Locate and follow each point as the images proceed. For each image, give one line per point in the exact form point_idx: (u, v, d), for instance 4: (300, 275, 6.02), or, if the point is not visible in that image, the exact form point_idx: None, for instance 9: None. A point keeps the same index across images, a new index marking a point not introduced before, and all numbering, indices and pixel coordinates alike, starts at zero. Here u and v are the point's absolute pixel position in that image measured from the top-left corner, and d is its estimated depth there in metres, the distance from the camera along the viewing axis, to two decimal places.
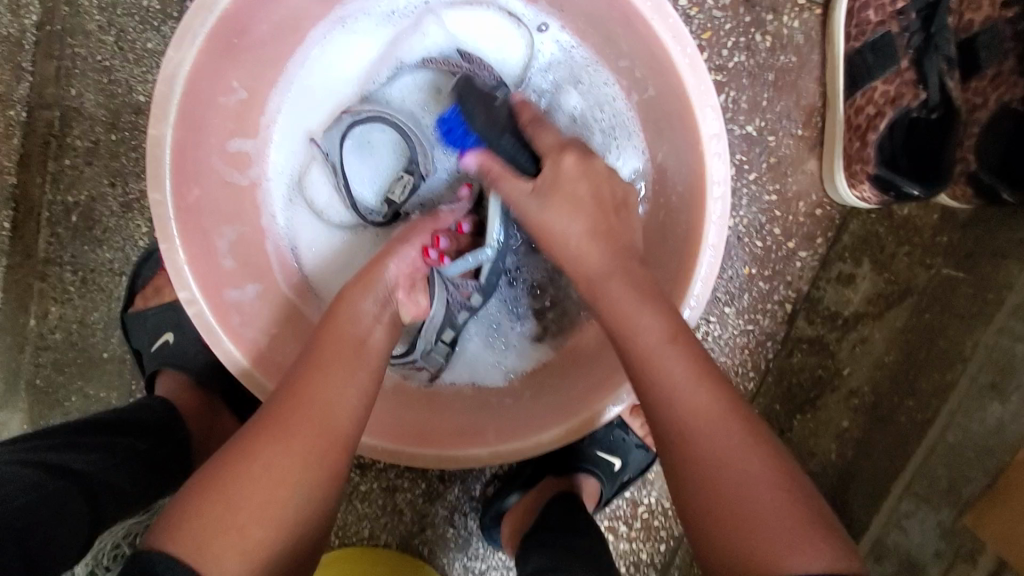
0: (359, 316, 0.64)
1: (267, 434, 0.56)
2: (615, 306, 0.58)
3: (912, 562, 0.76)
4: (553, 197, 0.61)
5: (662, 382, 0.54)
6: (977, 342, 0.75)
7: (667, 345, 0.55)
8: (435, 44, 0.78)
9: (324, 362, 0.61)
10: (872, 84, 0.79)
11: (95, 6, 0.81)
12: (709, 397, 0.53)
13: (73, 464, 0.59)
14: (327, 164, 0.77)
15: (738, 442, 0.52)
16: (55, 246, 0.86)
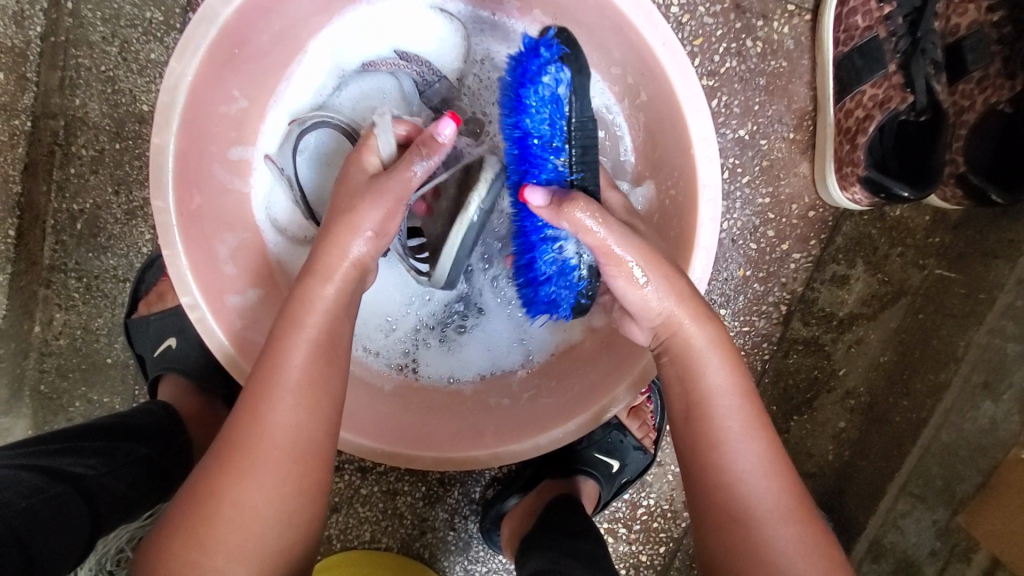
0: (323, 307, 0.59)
1: (234, 467, 0.55)
2: (686, 346, 0.60)
3: (909, 560, 0.79)
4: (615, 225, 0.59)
5: (722, 421, 0.59)
6: (969, 342, 0.77)
7: (730, 389, 0.60)
8: (375, 51, 0.78)
9: (282, 381, 0.56)
10: (861, 88, 0.80)
11: (97, 18, 0.82)
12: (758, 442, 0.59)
13: (73, 469, 0.60)
14: (284, 179, 0.77)
15: (806, 549, 0.56)
16: (60, 253, 0.87)
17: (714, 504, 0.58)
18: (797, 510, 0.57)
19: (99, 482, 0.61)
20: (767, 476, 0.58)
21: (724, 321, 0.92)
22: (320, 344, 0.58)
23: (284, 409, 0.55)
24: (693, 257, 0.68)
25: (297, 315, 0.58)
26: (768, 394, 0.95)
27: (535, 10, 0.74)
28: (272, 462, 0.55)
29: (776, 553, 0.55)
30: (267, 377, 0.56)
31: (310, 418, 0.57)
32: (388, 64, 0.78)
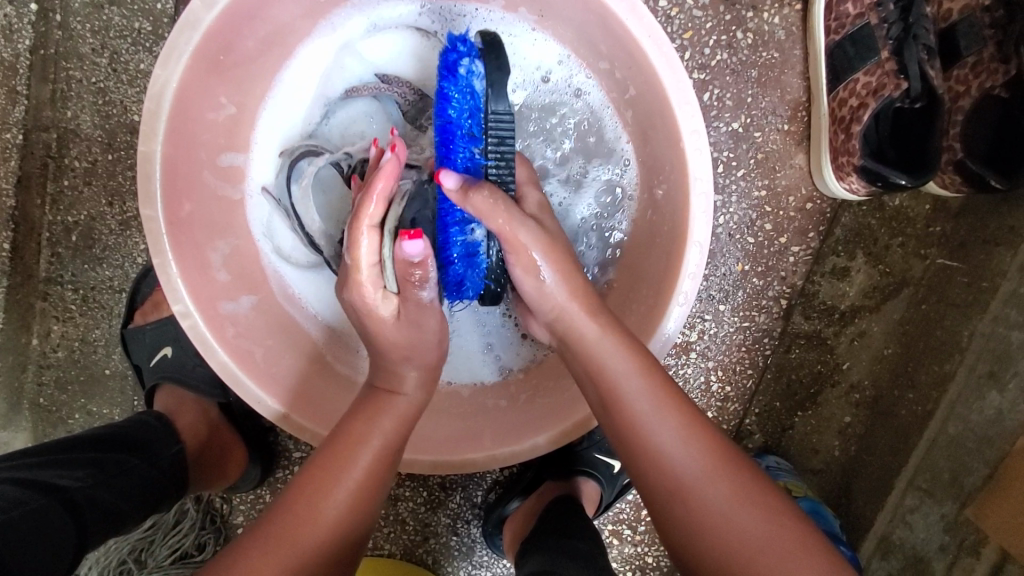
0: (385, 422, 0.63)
1: (273, 542, 0.53)
2: (583, 337, 0.61)
3: (917, 556, 0.78)
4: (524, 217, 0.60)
5: (631, 408, 0.57)
6: (973, 332, 0.76)
7: (633, 372, 0.58)
8: (356, 75, 0.79)
9: (345, 467, 0.59)
10: (854, 76, 0.78)
11: (87, 30, 0.82)
12: (675, 416, 0.57)
13: (60, 482, 0.59)
14: (281, 208, 0.78)
15: (747, 504, 0.53)
16: (56, 265, 0.87)
17: (653, 486, 0.56)
18: (728, 468, 0.55)
19: (87, 495, 0.60)
20: (690, 436, 0.56)
21: (723, 317, 0.91)
22: (386, 453, 0.62)
23: (342, 494, 0.58)
24: (686, 252, 0.67)
25: (368, 423, 0.62)
26: (770, 389, 0.93)
27: (520, 8, 0.74)
28: (316, 543, 0.55)
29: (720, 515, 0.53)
30: (329, 463, 0.59)
31: (362, 511, 0.59)
32: (368, 89, 0.77)
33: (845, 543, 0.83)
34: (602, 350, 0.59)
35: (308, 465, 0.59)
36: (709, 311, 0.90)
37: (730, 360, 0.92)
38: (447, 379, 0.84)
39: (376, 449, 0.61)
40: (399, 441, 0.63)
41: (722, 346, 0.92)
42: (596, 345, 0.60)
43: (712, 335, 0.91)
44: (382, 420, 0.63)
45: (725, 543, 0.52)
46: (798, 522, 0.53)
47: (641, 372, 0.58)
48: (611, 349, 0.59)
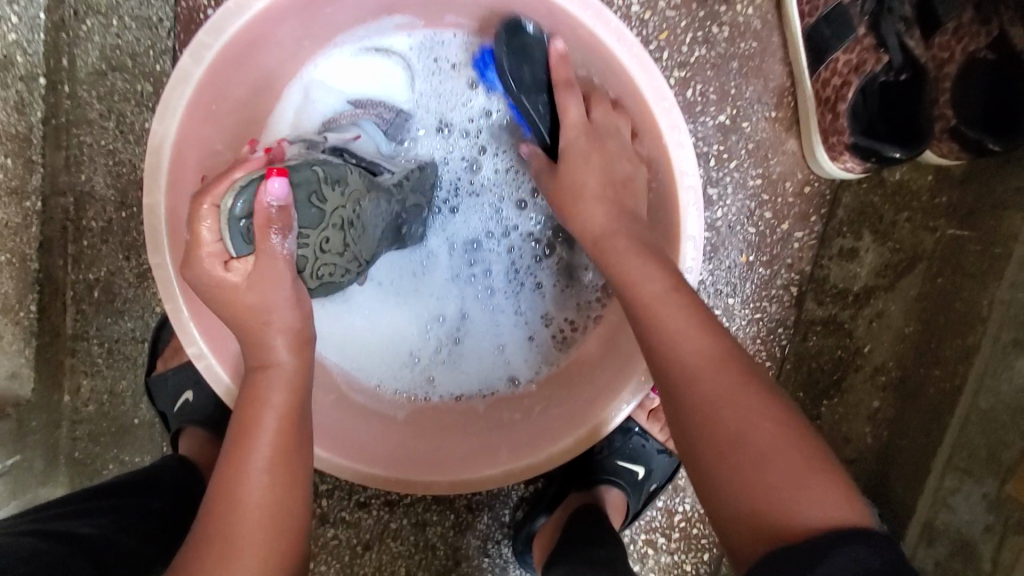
0: (269, 394, 0.60)
1: (213, 553, 0.54)
2: (619, 257, 0.61)
3: (964, 541, 0.74)
4: (571, 161, 0.66)
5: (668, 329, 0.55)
6: (993, 299, 0.74)
7: (668, 293, 0.57)
8: (329, 106, 0.81)
9: (243, 457, 0.58)
10: (834, 56, 0.79)
11: (94, 96, 0.86)
12: (706, 341, 0.54)
13: (80, 529, 0.61)
14: None
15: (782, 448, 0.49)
16: (81, 322, 0.91)
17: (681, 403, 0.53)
18: (755, 393, 0.52)
19: (106, 539, 0.62)
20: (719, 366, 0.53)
21: (733, 310, 0.89)
22: (285, 424, 0.60)
23: (256, 485, 0.57)
24: (681, 248, 0.68)
25: (255, 406, 0.59)
26: (791, 379, 0.92)
27: None
28: (256, 537, 0.56)
29: (735, 440, 0.50)
30: (234, 457, 0.58)
31: (293, 494, 0.59)
32: (348, 115, 0.80)
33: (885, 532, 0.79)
34: (634, 266, 0.60)
35: (220, 468, 0.58)
36: (719, 306, 0.89)
37: (747, 353, 0.90)
38: (458, 392, 0.85)
39: (273, 430, 0.59)
40: (293, 409, 0.60)
41: (737, 339, 0.90)
42: (628, 263, 0.60)
43: (725, 330, 0.90)
44: (270, 391, 0.60)
45: (749, 474, 0.49)
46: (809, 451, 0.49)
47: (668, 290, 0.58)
48: (643, 271, 0.59)
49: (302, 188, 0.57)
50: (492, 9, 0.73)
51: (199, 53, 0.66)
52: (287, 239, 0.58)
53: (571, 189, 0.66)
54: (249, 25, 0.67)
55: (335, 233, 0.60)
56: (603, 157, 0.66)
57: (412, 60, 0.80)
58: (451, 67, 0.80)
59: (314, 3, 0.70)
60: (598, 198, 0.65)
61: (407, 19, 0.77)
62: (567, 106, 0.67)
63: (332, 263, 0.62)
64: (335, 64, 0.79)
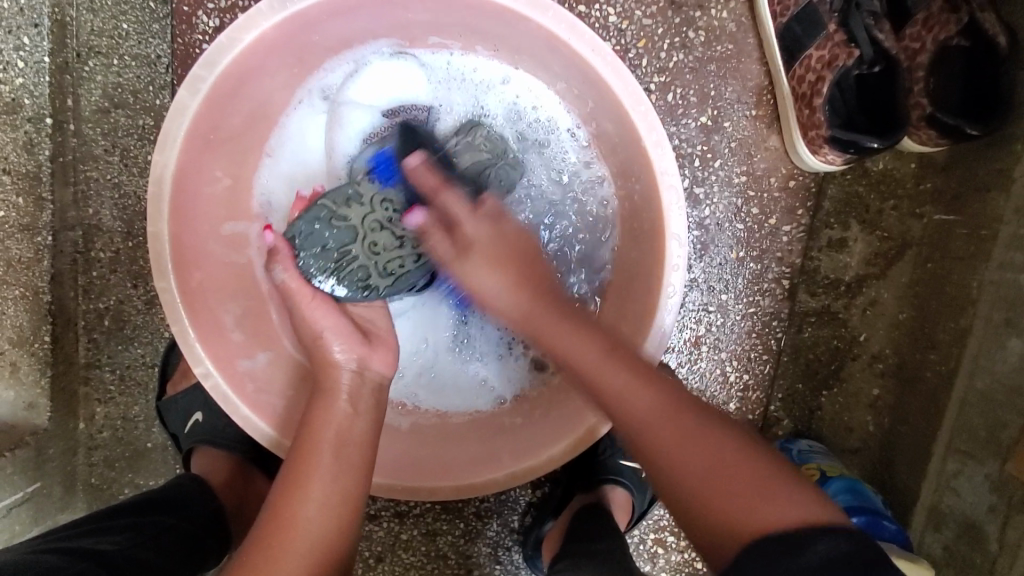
0: (331, 417, 0.63)
1: (261, 558, 0.55)
2: (508, 303, 0.64)
3: (971, 523, 0.74)
4: (472, 259, 0.65)
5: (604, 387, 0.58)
6: (982, 282, 0.76)
7: (574, 336, 0.61)
8: (364, 123, 0.80)
9: (301, 469, 0.60)
10: (806, 53, 0.80)
11: (99, 133, 0.89)
12: (626, 381, 0.57)
13: (99, 546, 0.63)
14: None
15: (722, 452, 0.52)
16: (93, 351, 0.94)
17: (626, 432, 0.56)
18: (668, 410, 0.55)
19: (125, 551, 0.64)
20: (661, 404, 0.56)
21: (727, 307, 0.91)
22: (339, 444, 0.62)
23: (314, 497, 0.59)
24: (667, 247, 0.70)
25: (313, 428, 0.63)
26: (790, 372, 0.92)
27: (478, 47, 0.80)
28: (302, 558, 0.56)
29: (712, 489, 0.50)
30: (293, 473, 0.60)
31: (339, 517, 0.60)
32: (387, 128, 0.80)
33: (890, 517, 0.79)
34: (567, 343, 0.61)
35: (276, 486, 0.61)
36: (713, 303, 0.90)
37: (743, 348, 0.92)
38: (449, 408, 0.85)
39: (326, 450, 0.61)
40: (347, 438, 0.63)
41: (734, 335, 0.91)
42: (562, 339, 0.61)
43: (720, 326, 0.91)
44: (326, 420, 0.63)
45: (700, 499, 0.51)
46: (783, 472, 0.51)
47: (576, 330, 0.61)
48: (577, 346, 0.60)
49: (320, 219, 0.68)
50: (471, 26, 0.76)
51: (195, 86, 0.69)
52: (344, 262, 0.68)
53: (473, 289, 0.65)
54: (242, 57, 0.70)
55: (378, 234, 0.69)
56: (510, 250, 0.65)
57: (439, 73, 0.82)
58: (468, 68, 0.81)
59: (303, 32, 0.73)
60: (518, 288, 0.64)
61: (396, 40, 0.80)
62: (455, 204, 0.66)
63: (395, 257, 0.70)
64: (365, 80, 0.79)
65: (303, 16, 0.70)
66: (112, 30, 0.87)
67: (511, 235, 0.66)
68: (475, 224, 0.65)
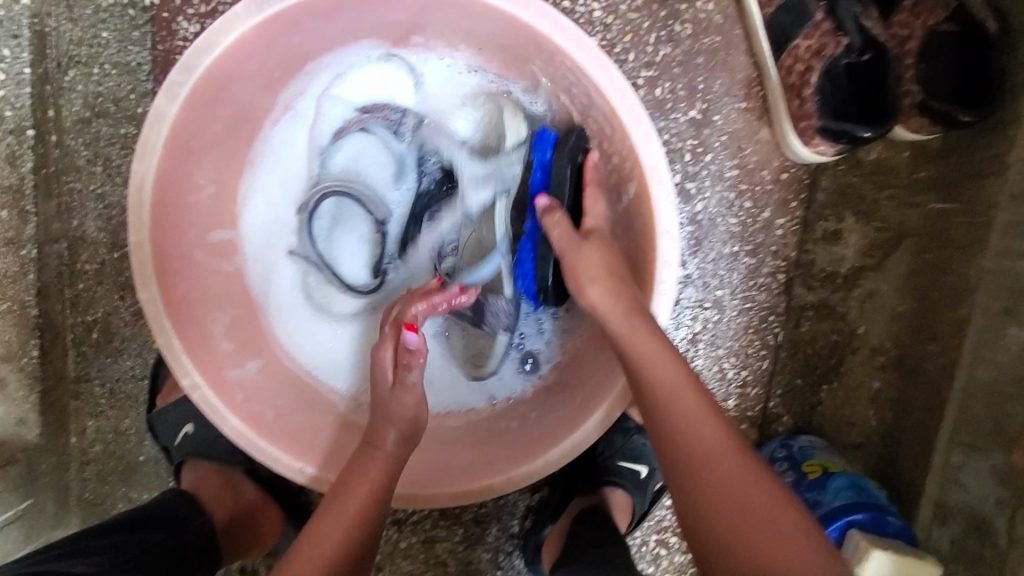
0: (369, 466, 0.68)
1: None
2: (641, 354, 0.62)
3: (977, 517, 0.73)
4: (587, 245, 0.68)
5: (687, 431, 0.59)
6: (981, 271, 0.74)
7: (689, 391, 0.61)
8: (339, 115, 0.83)
9: (331, 513, 0.64)
10: (794, 43, 0.80)
11: (82, 144, 0.87)
12: (716, 434, 0.59)
13: (77, 569, 0.62)
14: (312, 265, 0.84)
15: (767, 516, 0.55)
16: (81, 365, 0.92)
17: (683, 456, 0.59)
18: (738, 464, 0.58)
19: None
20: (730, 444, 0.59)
21: (723, 302, 0.90)
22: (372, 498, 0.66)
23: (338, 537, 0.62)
24: (658, 243, 0.69)
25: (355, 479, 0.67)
26: (789, 368, 0.91)
27: (462, 46, 0.79)
28: None
29: (758, 535, 0.54)
30: (332, 514, 0.64)
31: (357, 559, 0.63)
32: (357, 122, 0.82)
33: (894, 513, 0.78)
34: (655, 357, 0.62)
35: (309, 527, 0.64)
36: (709, 299, 0.89)
37: (740, 344, 0.90)
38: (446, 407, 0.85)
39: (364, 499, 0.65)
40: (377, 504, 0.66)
41: (730, 331, 0.90)
42: (650, 348, 0.62)
43: (716, 322, 0.90)
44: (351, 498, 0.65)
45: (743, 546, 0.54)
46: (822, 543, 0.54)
47: (687, 388, 0.61)
48: (663, 359, 0.62)
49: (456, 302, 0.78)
50: (455, 26, 0.75)
51: (174, 91, 0.68)
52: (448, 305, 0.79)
53: (572, 266, 0.67)
54: (220, 61, 0.69)
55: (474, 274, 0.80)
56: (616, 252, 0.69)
57: (416, 71, 0.82)
58: (452, 77, 0.82)
59: (283, 34, 0.72)
60: (622, 286, 0.66)
61: (377, 41, 0.79)
62: (597, 207, 0.71)
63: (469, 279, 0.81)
64: (347, 80, 0.81)
65: (283, 18, 0.69)
66: (92, 39, 0.86)
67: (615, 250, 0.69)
68: (584, 248, 0.67)
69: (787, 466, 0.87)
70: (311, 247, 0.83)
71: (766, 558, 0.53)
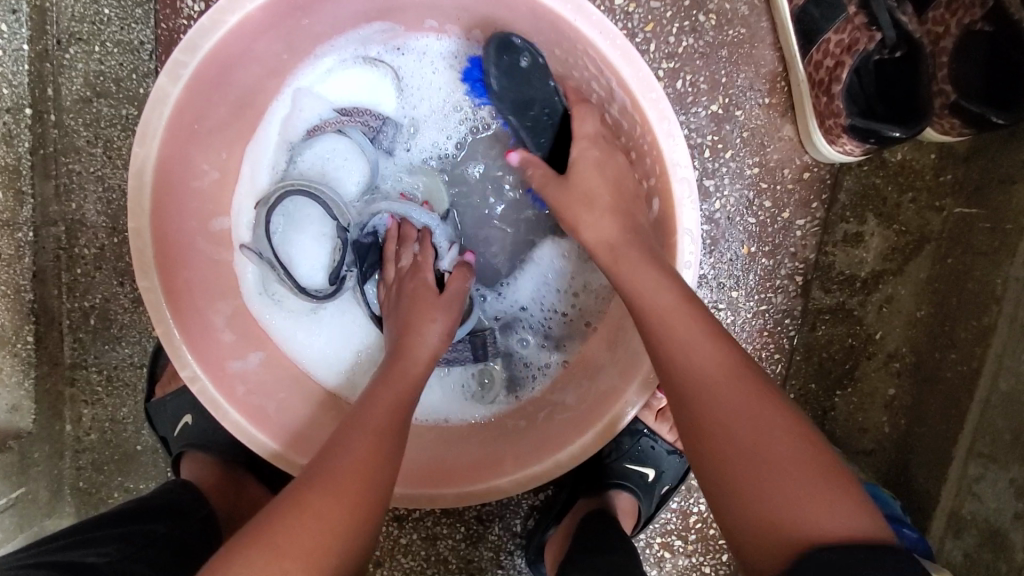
0: (405, 372, 0.66)
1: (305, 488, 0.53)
2: (629, 273, 0.60)
3: (993, 529, 0.71)
4: (573, 179, 0.68)
5: (676, 346, 0.55)
6: (1006, 278, 0.72)
7: (680, 307, 0.57)
8: (315, 114, 0.79)
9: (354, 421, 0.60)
10: (824, 37, 0.77)
11: (80, 124, 0.83)
12: (713, 353, 0.54)
13: (88, 560, 0.61)
14: (263, 261, 0.77)
15: (770, 447, 0.50)
16: (78, 352, 0.89)
17: (671, 372, 0.55)
18: (733, 386, 0.52)
19: (115, 568, 0.61)
20: (730, 367, 0.53)
21: (738, 303, 0.87)
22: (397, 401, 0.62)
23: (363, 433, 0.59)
24: (678, 243, 0.66)
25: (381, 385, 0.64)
26: (802, 371, 0.88)
27: (476, 32, 0.76)
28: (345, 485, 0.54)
29: (757, 466, 0.49)
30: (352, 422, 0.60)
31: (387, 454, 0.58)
32: (333, 124, 0.79)
33: (909, 525, 0.76)
34: (642, 280, 0.59)
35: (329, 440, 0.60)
36: (723, 300, 0.87)
37: (754, 347, 0.88)
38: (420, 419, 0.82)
39: (386, 397, 0.62)
40: (387, 427, 0.60)
41: (744, 333, 0.88)
42: (637, 269, 0.60)
43: (730, 324, 0.88)
44: (344, 452, 0.56)
45: (746, 474, 0.50)
46: (834, 475, 0.49)
47: (677, 305, 0.57)
48: (654, 282, 0.59)
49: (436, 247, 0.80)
50: (470, 10, 0.72)
51: (177, 72, 0.65)
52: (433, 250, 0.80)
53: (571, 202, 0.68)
54: (225, 42, 0.66)
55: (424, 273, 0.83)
56: (612, 176, 0.67)
57: (402, 68, 0.80)
58: (441, 71, 0.80)
59: (293, 14, 0.69)
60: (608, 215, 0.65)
61: (387, 24, 0.76)
62: (585, 120, 0.70)
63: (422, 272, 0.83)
64: (330, 78, 0.78)
65: None
66: (94, 15, 0.81)
67: (611, 173, 0.68)
68: (576, 176, 0.68)
69: None
70: (266, 243, 0.76)
71: (757, 476, 0.49)
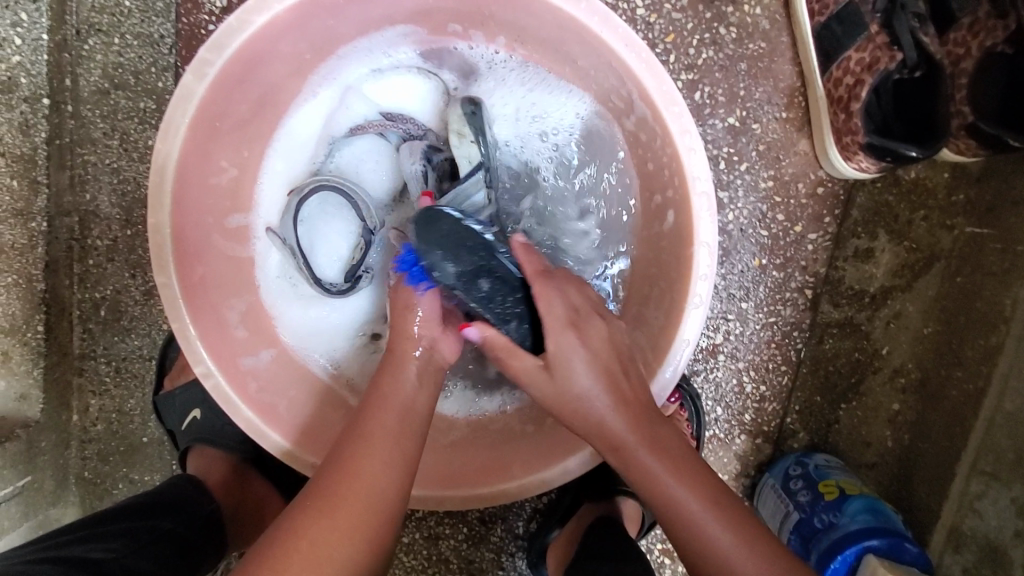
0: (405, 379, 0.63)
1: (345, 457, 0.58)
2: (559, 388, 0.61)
3: (993, 546, 0.72)
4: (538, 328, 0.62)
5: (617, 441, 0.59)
6: (1016, 299, 0.73)
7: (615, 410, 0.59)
8: (361, 114, 0.81)
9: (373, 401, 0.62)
10: (845, 55, 0.77)
11: (98, 115, 0.83)
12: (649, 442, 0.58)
13: (92, 555, 0.60)
14: (286, 248, 0.79)
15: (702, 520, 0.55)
16: (88, 342, 0.89)
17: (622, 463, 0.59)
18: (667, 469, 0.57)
19: (120, 563, 0.60)
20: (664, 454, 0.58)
21: (747, 315, 0.88)
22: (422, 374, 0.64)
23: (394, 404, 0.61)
24: (696, 255, 0.67)
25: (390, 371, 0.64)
26: (809, 384, 0.89)
27: (501, 39, 0.76)
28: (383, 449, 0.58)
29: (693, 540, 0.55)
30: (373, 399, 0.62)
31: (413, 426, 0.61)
32: (376, 126, 0.81)
33: (910, 539, 0.77)
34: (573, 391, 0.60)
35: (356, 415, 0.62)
36: (733, 310, 0.87)
37: (761, 358, 0.89)
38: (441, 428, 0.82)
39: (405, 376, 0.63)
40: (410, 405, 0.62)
41: (752, 344, 0.89)
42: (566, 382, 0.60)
43: (738, 335, 0.88)
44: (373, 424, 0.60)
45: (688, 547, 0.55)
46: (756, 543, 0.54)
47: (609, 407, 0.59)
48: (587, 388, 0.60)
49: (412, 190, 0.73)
50: (495, 15, 0.72)
51: (202, 70, 0.65)
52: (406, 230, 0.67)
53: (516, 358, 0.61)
54: (250, 41, 0.66)
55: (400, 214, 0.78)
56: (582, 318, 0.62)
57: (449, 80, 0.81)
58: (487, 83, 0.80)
59: (319, 15, 0.69)
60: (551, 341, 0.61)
61: (414, 28, 0.76)
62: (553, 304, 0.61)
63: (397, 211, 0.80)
64: (379, 82, 0.80)
65: None
66: (115, 7, 0.82)
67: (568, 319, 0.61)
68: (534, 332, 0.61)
69: (802, 484, 0.85)
70: (292, 231, 0.78)
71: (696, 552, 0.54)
